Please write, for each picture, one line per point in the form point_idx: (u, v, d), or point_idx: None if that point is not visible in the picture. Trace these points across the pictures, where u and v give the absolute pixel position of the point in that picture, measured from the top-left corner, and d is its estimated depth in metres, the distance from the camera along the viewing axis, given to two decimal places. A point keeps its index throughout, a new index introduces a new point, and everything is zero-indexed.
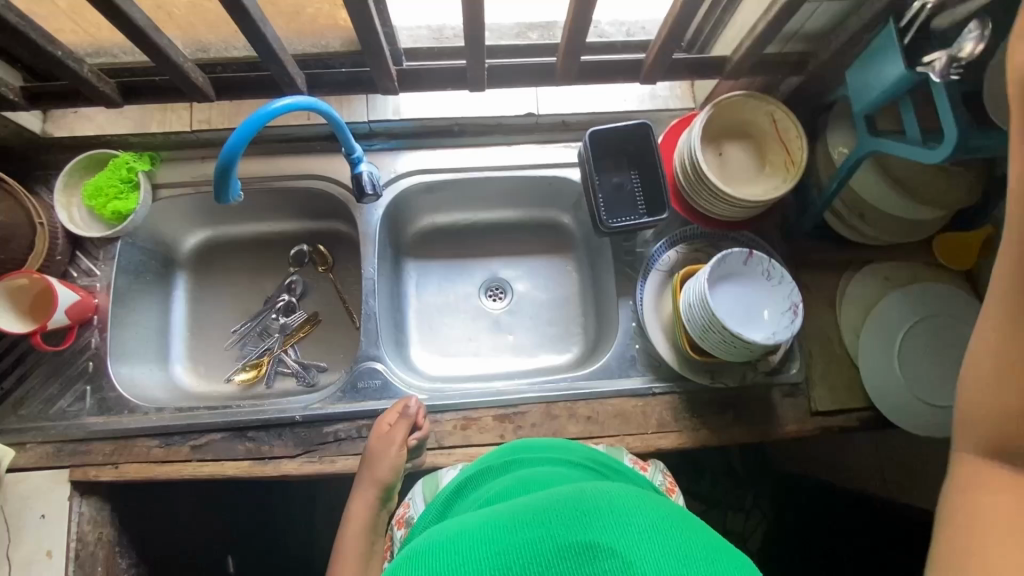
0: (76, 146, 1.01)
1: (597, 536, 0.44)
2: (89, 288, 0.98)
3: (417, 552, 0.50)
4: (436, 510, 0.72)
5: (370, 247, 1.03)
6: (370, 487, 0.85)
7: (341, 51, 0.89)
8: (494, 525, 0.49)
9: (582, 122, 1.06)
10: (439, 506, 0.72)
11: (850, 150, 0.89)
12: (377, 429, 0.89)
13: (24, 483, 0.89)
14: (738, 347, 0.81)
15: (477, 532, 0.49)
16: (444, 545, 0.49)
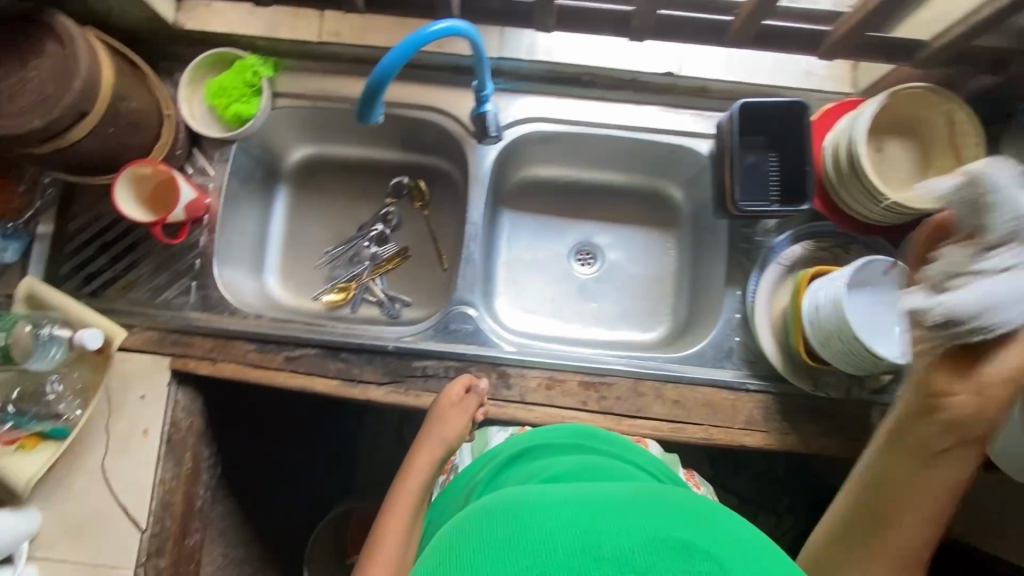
0: (205, 41, 0.99)
1: (692, 536, 0.45)
2: (203, 186, 0.99)
3: (490, 514, 0.50)
4: (494, 467, 0.77)
5: (478, 190, 0.99)
6: (439, 448, 0.81)
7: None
8: (582, 499, 0.50)
9: (723, 90, 0.98)
10: (500, 464, 0.77)
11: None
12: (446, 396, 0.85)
13: (129, 363, 0.93)
14: (864, 359, 0.77)
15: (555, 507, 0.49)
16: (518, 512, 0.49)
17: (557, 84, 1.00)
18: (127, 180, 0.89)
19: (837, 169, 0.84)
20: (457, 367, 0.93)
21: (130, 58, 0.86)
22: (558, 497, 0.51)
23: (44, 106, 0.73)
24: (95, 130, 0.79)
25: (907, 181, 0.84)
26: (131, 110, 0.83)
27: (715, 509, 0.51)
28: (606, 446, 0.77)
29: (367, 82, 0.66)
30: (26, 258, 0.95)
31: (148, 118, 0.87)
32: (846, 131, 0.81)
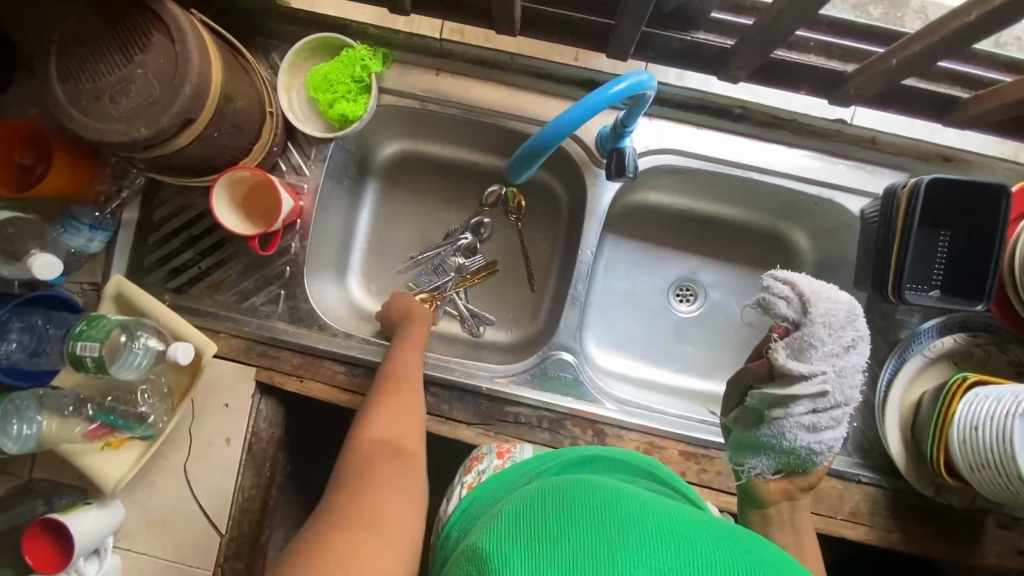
0: (309, 21, 0.88)
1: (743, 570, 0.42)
2: (296, 188, 0.91)
3: (588, 505, 0.48)
4: (552, 465, 0.66)
5: (594, 225, 0.90)
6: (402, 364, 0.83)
7: None
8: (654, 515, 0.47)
9: (894, 146, 0.85)
10: (555, 466, 0.66)
11: None
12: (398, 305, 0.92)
13: (213, 370, 0.90)
14: (1016, 495, 0.70)
15: (638, 511, 0.47)
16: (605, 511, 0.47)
17: (702, 115, 0.87)
18: (224, 183, 0.82)
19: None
20: (552, 418, 0.87)
21: (231, 42, 0.77)
22: (626, 500, 0.49)
23: (151, 112, 0.65)
24: (199, 136, 0.71)
25: None
26: (235, 111, 0.75)
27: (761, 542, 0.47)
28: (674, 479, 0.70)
29: (527, 144, 0.63)
30: (111, 248, 0.90)
31: (252, 118, 0.79)
32: None
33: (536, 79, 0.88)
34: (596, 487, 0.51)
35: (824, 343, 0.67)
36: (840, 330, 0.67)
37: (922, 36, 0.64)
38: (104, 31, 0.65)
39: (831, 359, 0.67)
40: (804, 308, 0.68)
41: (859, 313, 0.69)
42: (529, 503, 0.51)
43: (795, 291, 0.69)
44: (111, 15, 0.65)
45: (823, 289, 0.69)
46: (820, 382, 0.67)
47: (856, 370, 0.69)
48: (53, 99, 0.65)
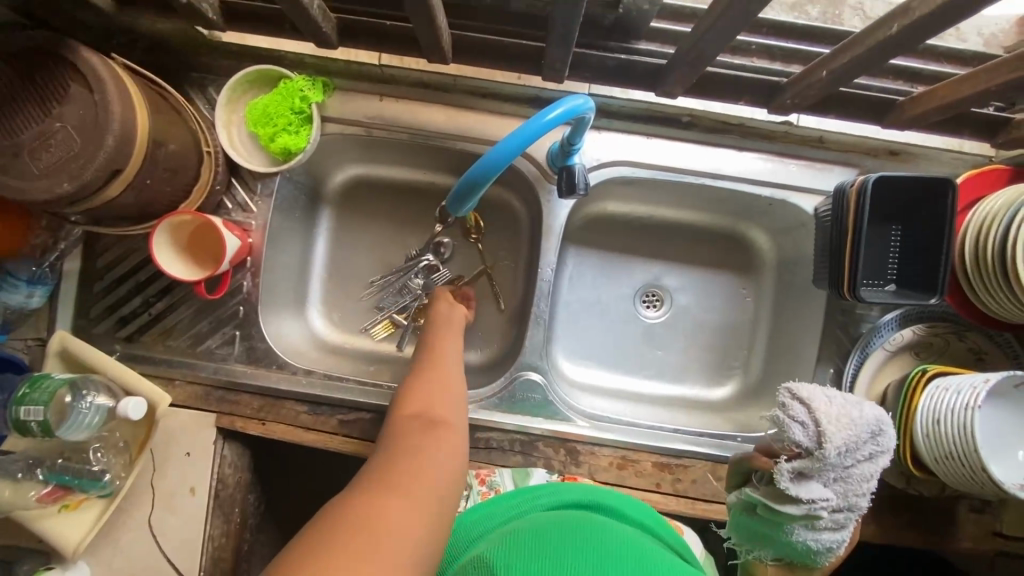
0: (242, 53, 0.85)
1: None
2: (243, 226, 0.88)
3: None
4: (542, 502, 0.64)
5: (552, 241, 0.89)
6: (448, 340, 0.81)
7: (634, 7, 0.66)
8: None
9: (842, 143, 0.85)
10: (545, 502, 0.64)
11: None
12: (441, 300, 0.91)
13: (171, 419, 0.87)
14: (982, 485, 0.70)
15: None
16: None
17: (651, 125, 0.87)
18: (164, 228, 0.79)
19: (977, 264, 0.74)
20: (523, 440, 0.86)
21: (159, 85, 0.74)
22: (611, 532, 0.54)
23: (72, 166, 0.62)
24: (131, 184, 0.68)
25: None
26: (167, 154, 0.72)
27: None
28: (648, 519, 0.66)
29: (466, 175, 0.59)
30: (53, 301, 0.87)
31: (187, 160, 0.76)
32: (1000, 227, 0.70)
33: (482, 99, 0.86)
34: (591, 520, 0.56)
35: (832, 469, 0.64)
36: (851, 456, 0.65)
37: (853, 41, 0.64)
38: (17, 86, 0.63)
39: (840, 478, 0.65)
40: (821, 438, 0.64)
41: (880, 431, 0.66)
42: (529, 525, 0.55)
43: (812, 416, 0.65)
44: (25, 71, 0.63)
45: (841, 411, 0.65)
46: (822, 506, 0.64)
47: (865, 480, 0.66)
48: None
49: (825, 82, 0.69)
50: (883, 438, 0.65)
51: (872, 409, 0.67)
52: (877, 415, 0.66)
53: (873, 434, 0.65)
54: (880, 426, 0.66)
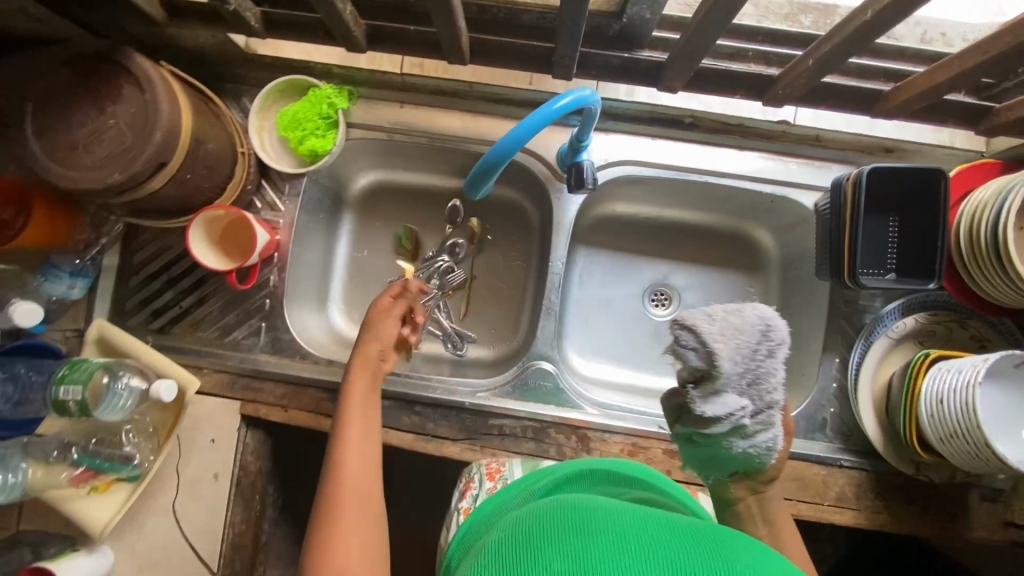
0: (275, 65, 0.92)
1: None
2: (272, 223, 0.94)
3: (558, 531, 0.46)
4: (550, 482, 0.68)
5: (562, 235, 0.93)
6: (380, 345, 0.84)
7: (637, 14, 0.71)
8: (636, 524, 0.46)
9: (838, 141, 0.90)
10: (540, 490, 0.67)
11: None
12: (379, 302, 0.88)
13: (198, 406, 0.91)
14: (988, 463, 0.71)
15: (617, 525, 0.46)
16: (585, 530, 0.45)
17: (655, 127, 0.92)
18: (200, 222, 0.84)
19: (971, 248, 0.77)
20: (536, 427, 0.89)
21: (200, 89, 0.81)
22: (614, 511, 0.49)
23: (123, 158, 0.68)
24: (173, 177, 0.74)
25: None
26: (207, 152, 0.78)
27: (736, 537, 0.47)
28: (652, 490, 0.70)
29: (482, 159, 0.66)
30: (93, 293, 0.92)
31: (224, 159, 0.82)
32: (993, 211, 0.73)
33: (496, 104, 0.92)
34: (589, 504, 0.51)
35: (735, 382, 0.54)
36: (750, 365, 0.54)
37: (841, 40, 0.69)
38: (77, 87, 0.69)
39: (745, 387, 0.55)
40: (713, 359, 0.53)
41: (768, 326, 0.54)
42: (521, 520, 0.51)
43: (699, 339, 0.53)
44: (85, 74, 0.69)
45: (725, 326, 0.52)
46: (740, 418, 0.56)
47: (779, 376, 0.57)
48: (26, 152, 0.68)
49: (814, 70, 0.73)
50: (774, 334, 0.54)
51: (755, 308, 0.54)
52: (762, 313, 0.54)
53: (765, 334, 0.54)
54: (767, 321, 0.54)
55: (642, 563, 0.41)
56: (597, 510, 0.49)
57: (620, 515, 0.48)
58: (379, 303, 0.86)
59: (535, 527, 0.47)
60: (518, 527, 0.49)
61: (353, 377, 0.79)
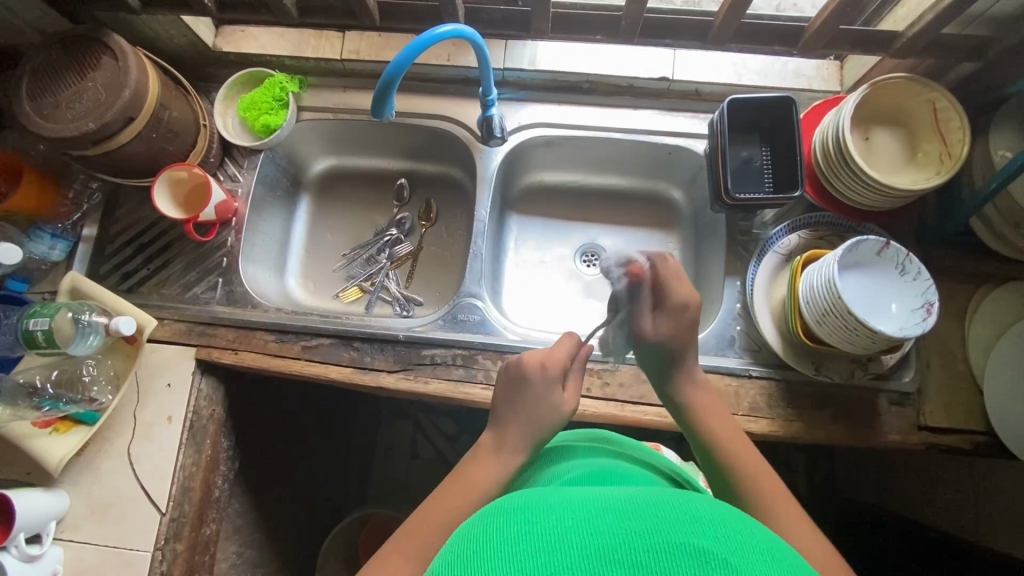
0: (238, 62, 1.10)
1: (708, 543, 0.43)
2: (232, 193, 1.07)
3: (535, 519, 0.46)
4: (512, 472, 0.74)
5: (485, 189, 1.06)
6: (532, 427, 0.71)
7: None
8: (604, 506, 0.47)
9: (717, 93, 1.03)
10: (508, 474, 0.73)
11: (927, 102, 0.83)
12: (549, 358, 0.76)
13: (157, 353, 0.99)
14: (859, 336, 0.77)
15: (586, 506, 0.47)
16: (564, 515, 0.46)
17: (558, 93, 1.07)
18: (164, 182, 0.98)
19: (825, 157, 0.88)
20: (465, 355, 0.97)
21: (174, 75, 0.97)
22: (553, 502, 0.49)
23: (98, 110, 0.83)
24: (139, 134, 0.89)
25: (899, 166, 0.87)
26: (171, 118, 0.93)
27: (708, 502, 0.49)
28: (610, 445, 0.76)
29: (380, 79, 0.74)
30: (71, 257, 1.04)
31: (187, 127, 0.97)
32: (832, 122, 0.85)
33: (424, 83, 1.10)
34: (529, 496, 0.51)
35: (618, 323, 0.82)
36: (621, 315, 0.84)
37: None
38: (67, 63, 0.86)
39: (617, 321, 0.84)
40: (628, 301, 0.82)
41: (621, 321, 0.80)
42: (467, 525, 0.50)
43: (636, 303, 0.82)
44: (71, 51, 0.86)
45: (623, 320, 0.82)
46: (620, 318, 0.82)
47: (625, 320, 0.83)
48: (21, 111, 0.84)
49: None
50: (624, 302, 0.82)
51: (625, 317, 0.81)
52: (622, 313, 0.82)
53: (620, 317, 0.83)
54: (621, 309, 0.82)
55: (588, 561, 0.42)
56: (541, 503, 0.49)
57: (563, 504, 0.48)
58: (552, 353, 0.76)
59: (482, 533, 0.47)
60: (464, 533, 0.49)
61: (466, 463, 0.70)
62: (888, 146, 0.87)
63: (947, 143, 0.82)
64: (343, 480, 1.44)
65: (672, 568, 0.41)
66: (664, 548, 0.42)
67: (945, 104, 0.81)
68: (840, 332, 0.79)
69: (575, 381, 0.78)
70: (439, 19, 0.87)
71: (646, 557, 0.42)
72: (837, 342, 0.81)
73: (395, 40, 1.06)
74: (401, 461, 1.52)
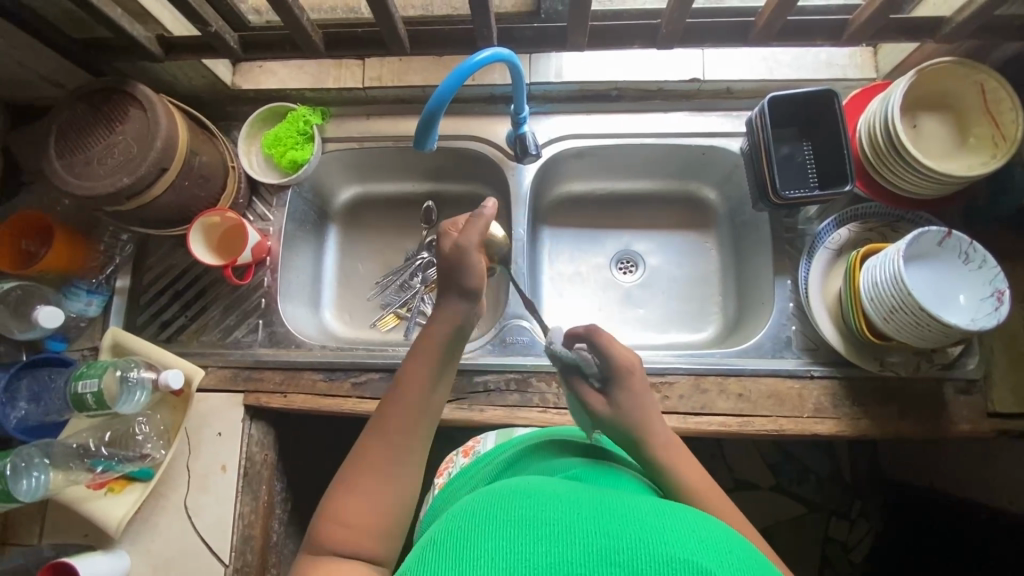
0: (258, 99, 1.08)
1: (711, 565, 0.42)
2: (263, 232, 1.05)
3: (534, 510, 0.48)
4: (501, 460, 0.73)
5: (520, 206, 1.04)
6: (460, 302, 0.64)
7: (512, 11, 0.84)
8: (617, 512, 0.48)
9: (749, 89, 1.01)
10: (503, 462, 0.73)
11: (980, 82, 0.81)
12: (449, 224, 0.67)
13: (205, 402, 0.97)
14: (931, 330, 0.75)
15: (592, 508, 0.48)
16: (563, 511, 0.47)
17: (587, 103, 1.05)
18: (199, 228, 0.96)
19: (873, 147, 0.86)
20: (518, 379, 0.95)
21: (198, 119, 0.95)
22: (562, 496, 0.50)
23: (131, 164, 0.82)
24: (172, 183, 0.87)
25: (949, 151, 0.85)
26: (200, 164, 0.91)
27: (721, 530, 0.49)
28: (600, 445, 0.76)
29: (422, 111, 0.72)
30: (107, 311, 1.02)
31: (216, 171, 0.95)
32: (879, 112, 0.83)
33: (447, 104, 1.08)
34: (539, 486, 0.53)
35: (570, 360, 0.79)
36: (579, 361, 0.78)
37: None
38: (93, 117, 0.85)
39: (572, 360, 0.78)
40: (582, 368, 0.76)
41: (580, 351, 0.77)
42: (470, 504, 0.52)
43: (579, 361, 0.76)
44: (96, 105, 0.85)
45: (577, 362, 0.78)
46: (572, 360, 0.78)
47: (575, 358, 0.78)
48: (51, 170, 0.82)
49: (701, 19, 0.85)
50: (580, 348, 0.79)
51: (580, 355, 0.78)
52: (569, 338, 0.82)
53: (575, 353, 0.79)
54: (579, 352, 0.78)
55: (591, 559, 0.42)
56: (550, 494, 0.51)
57: (571, 501, 0.49)
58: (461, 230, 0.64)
59: (488, 507, 0.49)
60: (468, 507, 0.51)
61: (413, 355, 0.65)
62: (937, 130, 0.85)
63: (1003, 125, 0.80)
64: None
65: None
66: (670, 561, 0.42)
67: (998, 85, 0.79)
68: (901, 326, 0.78)
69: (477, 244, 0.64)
70: (470, 43, 0.85)
71: (644, 565, 0.42)
72: (898, 335, 0.80)
73: (418, 63, 1.04)
74: None
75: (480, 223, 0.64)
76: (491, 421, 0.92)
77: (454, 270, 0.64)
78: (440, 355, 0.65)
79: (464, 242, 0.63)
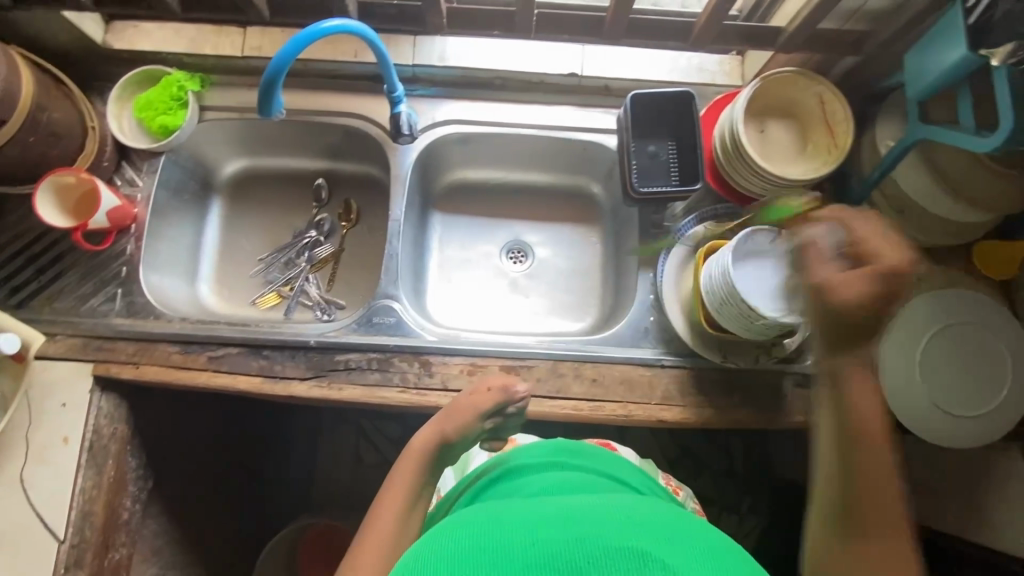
0: (134, 60, 1.04)
1: (646, 546, 0.45)
2: (130, 198, 1.02)
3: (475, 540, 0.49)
4: (470, 493, 0.73)
5: (400, 189, 1.04)
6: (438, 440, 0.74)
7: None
8: (559, 519, 0.50)
9: (626, 88, 1.05)
10: (470, 494, 0.73)
11: (816, 92, 0.86)
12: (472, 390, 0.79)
13: (51, 371, 0.93)
14: (753, 322, 0.80)
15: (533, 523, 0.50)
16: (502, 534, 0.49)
17: (470, 90, 1.06)
18: (49, 188, 0.92)
19: (724, 151, 0.90)
20: (380, 358, 0.95)
21: (51, 72, 0.92)
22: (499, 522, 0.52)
23: None
24: (14, 137, 0.84)
25: (792, 157, 0.90)
26: (51, 120, 0.88)
27: (668, 516, 0.52)
28: (565, 453, 0.74)
29: (263, 76, 0.72)
30: None
31: (71, 129, 0.93)
32: (727, 117, 0.88)
33: (334, 79, 1.07)
34: (476, 517, 0.54)
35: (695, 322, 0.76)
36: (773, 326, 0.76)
37: None
38: None
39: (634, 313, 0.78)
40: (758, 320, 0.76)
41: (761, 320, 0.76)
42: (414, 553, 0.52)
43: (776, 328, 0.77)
44: None
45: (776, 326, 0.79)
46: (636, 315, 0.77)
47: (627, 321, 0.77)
48: None
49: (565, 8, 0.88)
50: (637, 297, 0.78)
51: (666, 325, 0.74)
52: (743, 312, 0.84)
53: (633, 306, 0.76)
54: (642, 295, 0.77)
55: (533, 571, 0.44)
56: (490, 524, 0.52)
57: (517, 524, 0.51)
58: (477, 395, 0.78)
59: (431, 554, 0.49)
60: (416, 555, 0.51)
61: (394, 478, 0.71)
62: (781, 137, 0.91)
63: (840, 129, 0.86)
64: (269, 493, 1.38)
65: (612, 565, 0.43)
66: (607, 551, 0.45)
67: (831, 95, 0.85)
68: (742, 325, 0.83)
69: (490, 397, 0.78)
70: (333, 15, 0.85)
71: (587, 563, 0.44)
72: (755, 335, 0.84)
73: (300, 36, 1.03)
74: (336, 470, 1.47)
75: (493, 394, 0.78)
76: (350, 397, 0.92)
77: (458, 415, 0.76)
78: (414, 491, 0.71)
79: (475, 402, 0.77)
